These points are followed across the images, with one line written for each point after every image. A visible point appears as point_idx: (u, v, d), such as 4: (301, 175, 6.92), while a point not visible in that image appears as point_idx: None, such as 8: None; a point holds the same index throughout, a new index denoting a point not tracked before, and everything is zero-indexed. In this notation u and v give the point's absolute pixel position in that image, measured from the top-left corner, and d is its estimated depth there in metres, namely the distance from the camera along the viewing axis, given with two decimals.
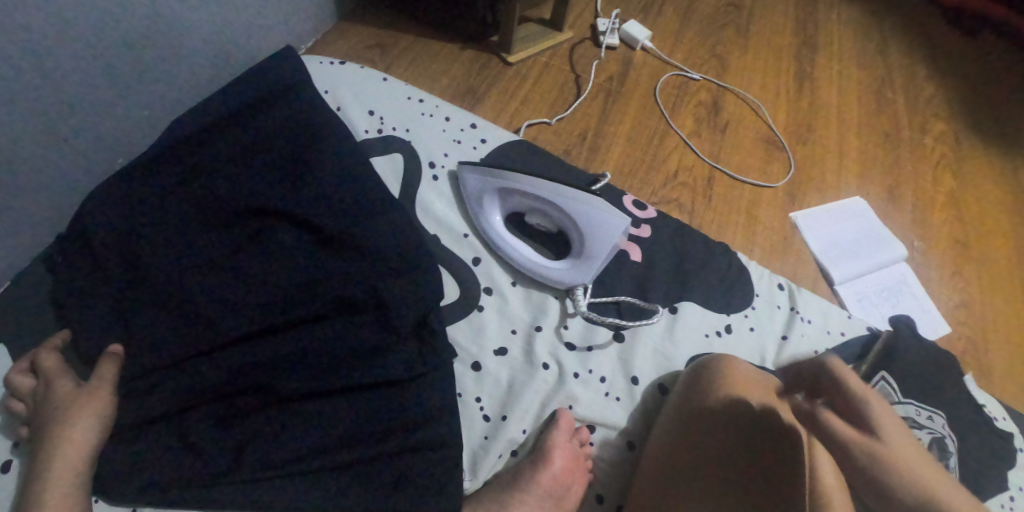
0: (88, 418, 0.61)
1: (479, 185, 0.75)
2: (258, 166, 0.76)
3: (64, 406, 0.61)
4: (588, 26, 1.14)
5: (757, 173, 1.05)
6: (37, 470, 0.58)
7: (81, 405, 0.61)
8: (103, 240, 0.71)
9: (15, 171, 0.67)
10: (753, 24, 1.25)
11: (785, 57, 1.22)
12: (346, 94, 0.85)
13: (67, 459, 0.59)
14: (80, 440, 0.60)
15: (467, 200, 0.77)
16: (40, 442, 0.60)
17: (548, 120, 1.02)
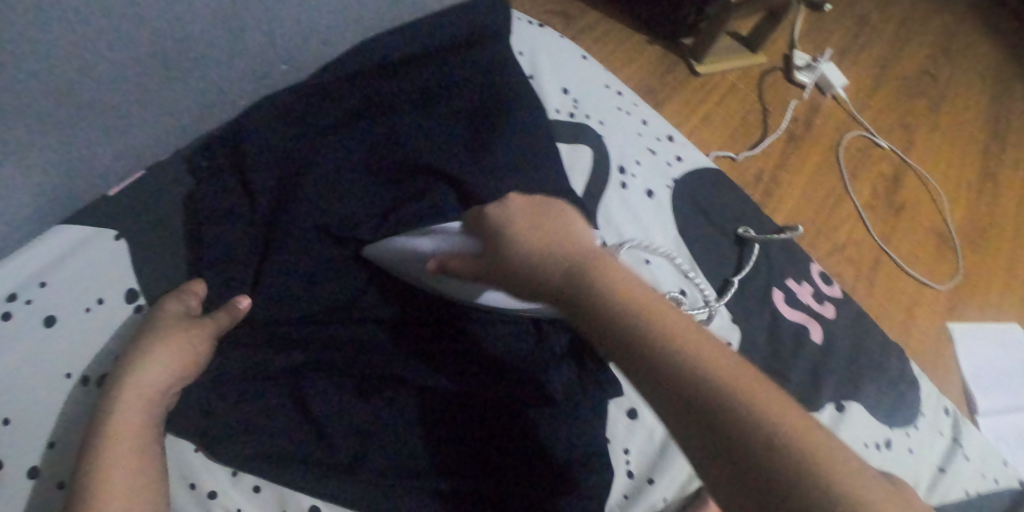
0: (179, 357, 0.55)
1: (501, 300, 0.61)
2: (435, 120, 0.67)
3: (153, 337, 0.55)
4: (782, 55, 1.04)
5: (924, 268, 0.95)
6: (111, 404, 0.52)
7: (172, 340, 0.55)
8: (262, 164, 0.65)
9: (171, 58, 0.60)
10: (954, 96, 1.13)
11: (979, 144, 1.10)
12: (542, 61, 0.75)
13: (141, 397, 0.53)
14: (160, 382, 0.54)
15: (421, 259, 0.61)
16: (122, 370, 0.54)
17: (734, 154, 0.92)
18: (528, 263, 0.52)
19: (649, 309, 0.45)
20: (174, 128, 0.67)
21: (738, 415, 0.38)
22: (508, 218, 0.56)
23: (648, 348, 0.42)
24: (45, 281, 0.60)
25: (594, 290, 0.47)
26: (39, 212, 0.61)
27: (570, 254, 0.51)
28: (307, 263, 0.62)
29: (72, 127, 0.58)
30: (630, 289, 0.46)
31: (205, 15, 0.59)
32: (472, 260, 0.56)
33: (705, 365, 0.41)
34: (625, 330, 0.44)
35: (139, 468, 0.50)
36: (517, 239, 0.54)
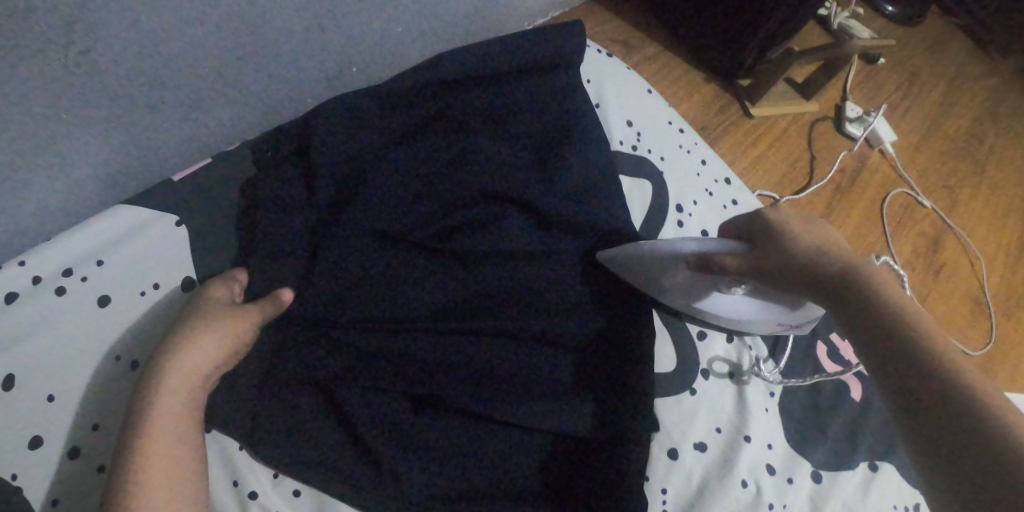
0: (221, 343, 0.54)
1: (735, 302, 0.66)
2: (505, 140, 0.68)
3: (191, 328, 0.54)
4: (834, 104, 1.04)
5: (959, 332, 0.94)
6: (151, 385, 0.51)
7: (216, 324, 0.54)
8: (326, 163, 0.64)
9: (250, 52, 0.60)
10: (1008, 158, 1.11)
11: None
12: (609, 94, 0.77)
13: (181, 382, 0.52)
14: (202, 367, 0.53)
15: (681, 258, 0.62)
16: (161, 353, 0.53)
17: (778, 197, 0.93)
18: (799, 260, 0.56)
19: (908, 308, 0.50)
20: (243, 120, 0.67)
21: (949, 366, 0.45)
22: (790, 229, 0.59)
23: (901, 329, 0.48)
24: (102, 260, 0.60)
25: (868, 281, 0.52)
26: (103, 190, 0.61)
27: (841, 259, 0.55)
28: (364, 260, 0.61)
29: (148, 114, 0.58)
30: (897, 289, 0.51)
31: (289, 15, 0.60)
32: (742, 261, 0.59)
33: (942, 350, 0.46)
34: (876, 312, 0.50)
35: (172, 467, 0.49)
36: (800, 244, 0.57)
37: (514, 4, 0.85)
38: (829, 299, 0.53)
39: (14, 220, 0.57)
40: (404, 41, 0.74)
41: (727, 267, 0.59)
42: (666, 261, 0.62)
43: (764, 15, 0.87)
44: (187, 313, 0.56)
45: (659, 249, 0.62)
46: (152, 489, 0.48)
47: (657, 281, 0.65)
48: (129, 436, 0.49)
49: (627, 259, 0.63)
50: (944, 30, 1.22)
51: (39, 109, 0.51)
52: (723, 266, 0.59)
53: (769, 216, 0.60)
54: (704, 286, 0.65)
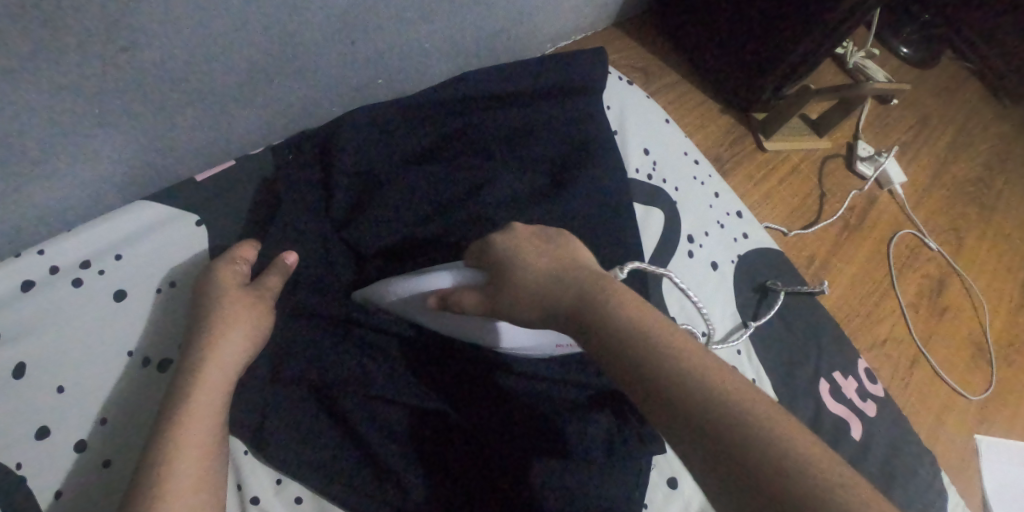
0: (245, 336, 0.56)
1: (514, 334, 0.58)
2: (522, 161, 0.69)
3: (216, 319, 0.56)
4: (846, 142, 1.05)
5: (959, 376, 0.94)
6: (181, 379, 0.53)
7: (240, 315, 0.56)
8: (345, 173, 0.65)
9: (279, 58, 0.62)
10: (1015, 203, 1.12)
11: None
12: (628, 121, 0.79)
13: (211, 373, 0.53)
14: (230, 356, 0.54)
15: (428, 296, 0.57)
16: (190, 347, 0.55)
17: (785, 231, 0.94)
18: (539, 287, 0.50)
19: (658, 332, 0.44)
20: (267, 124, 0.68)
21: (705, 403, 0.40)
22: (521, 252, 0.53)
23: (650, 363, 0.43)
24: (120, 254, 0.61)
25: (604, 306, 0.47)
26: (126, 184, 0.62)
27: (581, 278, 0.50)
28: (375, 270, 0.63)
29: (173, 110, 0.59)
30: (642, 313, 0.46)
31: (318, 21, 0.61)
32: (477, 295, 0.54)
33: (727, 394, 0.40)
34: (622, 341, 0.44)
35: (207, 452, 0.50)
36: (521, 263, 0.52)
37: (537, 26, 0.87)
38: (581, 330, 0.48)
39: (40, 209, 0.57)
40: (428, 56, 0.76)
41: (464, 304, 0.54)
42: (417, 301, 0.58)
43: (781, 52, 0.88)
44: (202, 303, 0.57)
45: (417, 288, 0.57)
46: (188, 473, 0.48)
47: (424, 318, 0.60)
48: (165, 421, 0.50)
49: (380, 294, 0.59)
50: (956, 73, 1.24)
51: (70, 97, 0.52)
52: (463, 304, 0.55)
53: (496, 240, 0.55)
54: (478, 328, 0.59)
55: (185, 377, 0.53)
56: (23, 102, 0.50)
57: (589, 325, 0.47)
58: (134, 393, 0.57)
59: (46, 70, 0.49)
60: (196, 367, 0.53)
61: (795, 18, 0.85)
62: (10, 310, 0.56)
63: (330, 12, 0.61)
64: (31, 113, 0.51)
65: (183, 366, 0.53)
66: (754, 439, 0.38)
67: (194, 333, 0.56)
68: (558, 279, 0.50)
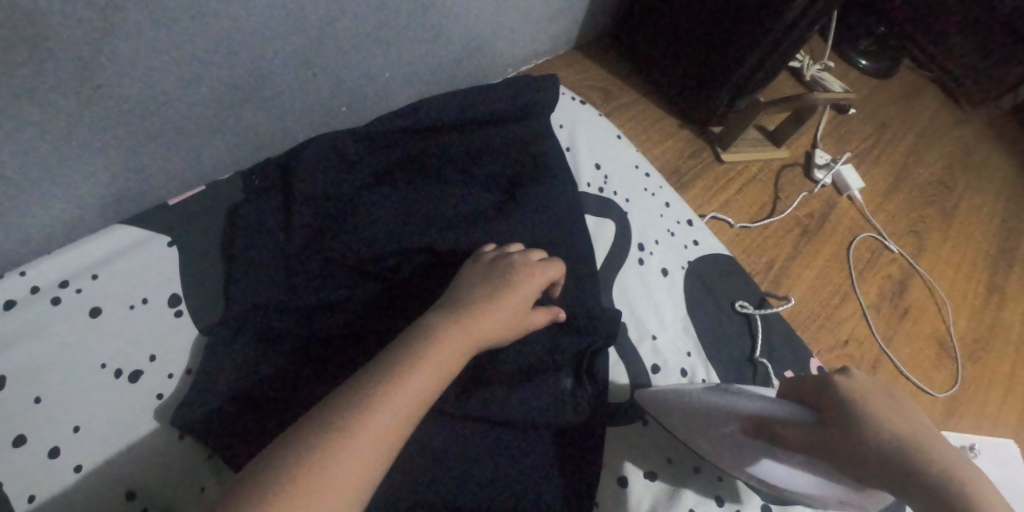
0: (497, 326, 0.58)
1: (793, 473, 0.62)
2: (477, 177, 0.73)
3: (504, 295, 0.60)
4: (805, 152, 1.09)
5: (923, 375, 0.96)
6: (427, 332, 0.54)
7: (498, 309, 0.59)
8: (305, 192, 0.68)
9: (243, 89, 0.67)
10: (976, 205, 1.15)
11: (1000, 256, 1.10)
12: (580, 136, 0.83)
13: (456, 344, 0.55)
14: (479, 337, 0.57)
15: (732, 417, 0.63)
16: (449, 311, 0.57)
17: (732, 223, 0.98)
18: (876, 448, 0.53)
19: (959, 469, 0.51)
20: (236, 151, 0.73)
21: None
22: (869, 404, 0.56)
23: (954, 508, 0.49)
24: (96, 274, 0.65)
25: (930, 468, 0.51)
26: (101, 210, 0.67)
27: (929, 447, 0.53)
28: (332, 280, 0.67)
29: (142, 142, 0.64)
30: (967, 478, 0.50)
31: (277, 55, 0.66)
32: (808, 432, 0.57)
33: None
34: (934, 489, 0.50)
35: (425, 388, 0.51)
36: (867, 417, 0.55)
37: (496, 52, 0.92)
38: (896, 486, 0.52)
39: (18, 235, 0.62)
40: (389, 84, 0.81)
41: (787, 438, 0.58)
42: (720, 421, 0.64)
43: (729, 68, 0.94)
44: (498, 282, 0.61)
45: (723, 406, 0.64)
46: (391, 417, 0.49)
47: (704, 447, 0.65)
48: (370, 381, 0.50)
49: (666, 402, 0.67)
50: (915, 81, 1.28)
51: (43, 134, 0.56)
52: (784, 435, 0.58)
53: (836, 385, 0.58)
54: (749, 454, 0.62)
55: (424, 335, 0.54)
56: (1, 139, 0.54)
57: (913, 485, 0.51)
58: (104, 406, 0.61)
59: (23, 110, 0.54)
60: (458, 317, 0.56)
61: (743, 33, 0.90)
62: None
63: (289, 46, 0.66)
64: (8, 148, 0.55)
65: (419, 339, 0.54)
66: None
67: (469, 296, 0.59)
68: (895, 445, 0.53)
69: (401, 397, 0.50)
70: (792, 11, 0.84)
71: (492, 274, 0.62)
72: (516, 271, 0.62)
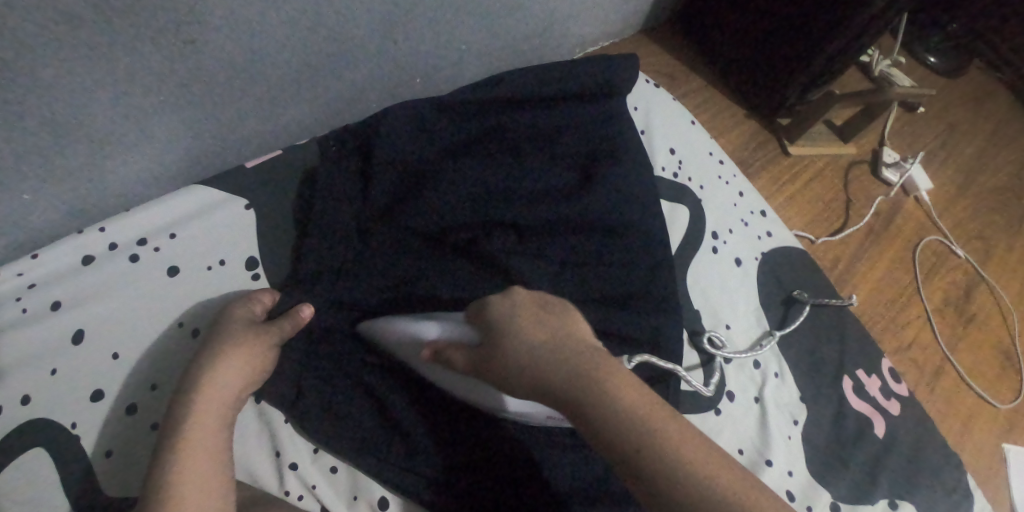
0: (241, 356, 0.55)
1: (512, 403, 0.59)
2: (555, 154, 0.72)
3: (217, 350, 0.55)
4: (871, 149, 1.07)
5: (985, 383, 0.94)
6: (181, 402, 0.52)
7: (238, 348, 0.55)
8: (383, 160, 0.67)
9: (327, 52, 0.66)
10: None
11: None
12: (654, 121, 0.82)
13: (216, 394, 0.52)
14: (233, 382, 0.54)
15: (420, 345, 0.58)
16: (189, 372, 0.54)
17: (813, 238, 0.96)
18: (522, 365, 0.51)
19: (582, 367, 0.49)
20: (312, 118, 0.72)
21: (625, 438, 0.46)
22: (511, 316, 0.53)
23: (607, 419, 0.47)
24: (174, 234, 0.65)
25: (534, 357, 0.51)
26: (181, 171, 0.66)
27: (534, 346, 0.51)
28: (411, 247, 0.65)
29: (222, 103, 0.63)
30: (569, 354, 0.50)
31: (357, 19, 0.65)
32: (467, 356, 0.55)
33: (646, 426, 0.46)
34: (590, 411, 0.47)
35: (215, 430, 0.51)
36: (503, 326, 0.53)
37: (568, 32, 0.90)
38: (571, 412, 0.49)
39: (102, 190, 0.62)
40: (464, 57, 0.80)
41: (460, 363, 0.55)
42: (412, 348, 0.59)
43: (806, 59, 0.90)
44: (205, 344, 0.56)
45: (410, 334, 0.59)
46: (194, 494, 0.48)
47: (419, 366, 0.60)
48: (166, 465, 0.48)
49: (385, 336, 0.60)
50: (985, 82, 1.24)
51: (135, 86, 0.56)
52: (454, 360, 0.56)
53: (490, 305, 0.55)
54: (493, 392, 0.59)
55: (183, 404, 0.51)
56: (96, 88, 0.54)
57: (564, 399, 0.49)
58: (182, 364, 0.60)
59: (120, 59, 0.53)
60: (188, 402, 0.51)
61: (819, 23, 0.87)
62: (74, 282, 0.61)
63: (374, 10, 0.65)
64: (102, 97, 0.55)
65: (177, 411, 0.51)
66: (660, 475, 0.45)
67: (205, 347, 0.55)
68: (510, 342, 0.52)
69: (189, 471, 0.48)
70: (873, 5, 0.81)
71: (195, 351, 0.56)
72: (217, 341, 0.56)
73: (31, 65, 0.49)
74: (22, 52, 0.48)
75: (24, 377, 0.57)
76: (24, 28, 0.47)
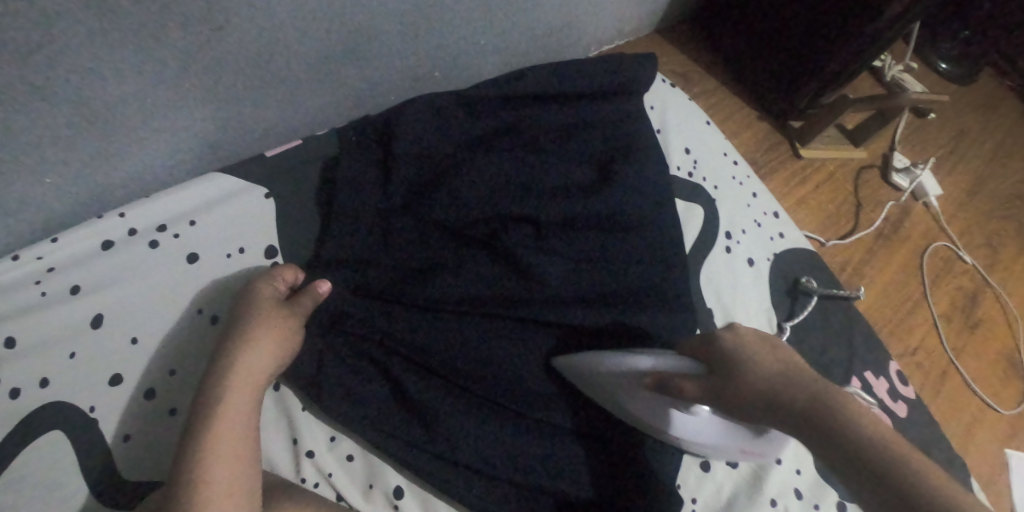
0: (271, 336, 0.56)
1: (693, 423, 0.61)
2: (574, 150, 0.72)
3: (253, 326, 0.56)
4: (882, 154, 1.07)
5: (989, 389, 0.94)
6: (214, 380, 0.53)
7: (269, 327, 0.56)
8: (404, 152, 0.67)
9: (349, 43, 0.66)
10: None
11: None
12: (670, 121, 0.82)
13: (246, 373, 0.54)
14: (264, 362, 0.55)
15: (637, 377, 0.60)
16: (221, 349, 0.55)
17: (823, 241, 0.96)
18: (757, 385, 0.53)
19: (817, 384, 0.52)
20: (332, 109, 0.73)
21: (858, 438, 0.47)
22: (741, 351, 0.56)
23: (841, 423, 0.48)
24: (193, 220, 0.65)
25: (746, 361, 0.55)
26: (200, 158, 0.66)
27: (767, 362, 0.55)
28: (430, 239, 0.66)
29: (245, 90, 0.63)
30: (765, 361, 0.55)
31: (381, 10, 0.65)
32: (698, 385, 0.56)
33: (852, 418, 0.48)
34: (812, 412, 0.50)
35: (246, 410, 0.53)
36: (747, 358, 0.55)
37: (585, 29, 0.91)
38: (776, 414, 0.51)
39: (121, 175, 0.62)
40: (484, 51, 0.80)
41: (688, 392, 0.57)
42: (620, 380, 0.60)
43: (822, 62, 0.91)
44: (239, 321, 0.57)
45: (630, 368, 0.59)
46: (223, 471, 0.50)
47: (619, 395, 0.61)
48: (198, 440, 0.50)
49: (589, 372, 0.61)
50: (996, 90, 1.24)
51: (157, 71, 0.56)
52: (681, 389, 0.57)
53: (723, 342, 0.57)
54: (660, 404, 0.61)
55: (216, 380, 0.53)
56: (119, 73, 0.54)
57: (789, 408, 0.51)
58: (199, 351, 0.61)
59: (143, 45, 0.53)
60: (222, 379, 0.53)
61: (835, 27, 0.87)
62: (92, 267, 0.61)
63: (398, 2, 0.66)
64: (124, 82, 0.55)
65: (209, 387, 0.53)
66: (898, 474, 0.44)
67: (236, 325, 0.57)
68: (730, 357, 0.56)
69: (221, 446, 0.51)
70: (889, 11, 0.81)
71: (227, 325, 0.58)
72: (249, 318, 0.57)
73: (56, 47, 0.49)
74: (46, 35, 0.48)
75: (43, 360, 0.57)
76: (50, 9, 0.47)
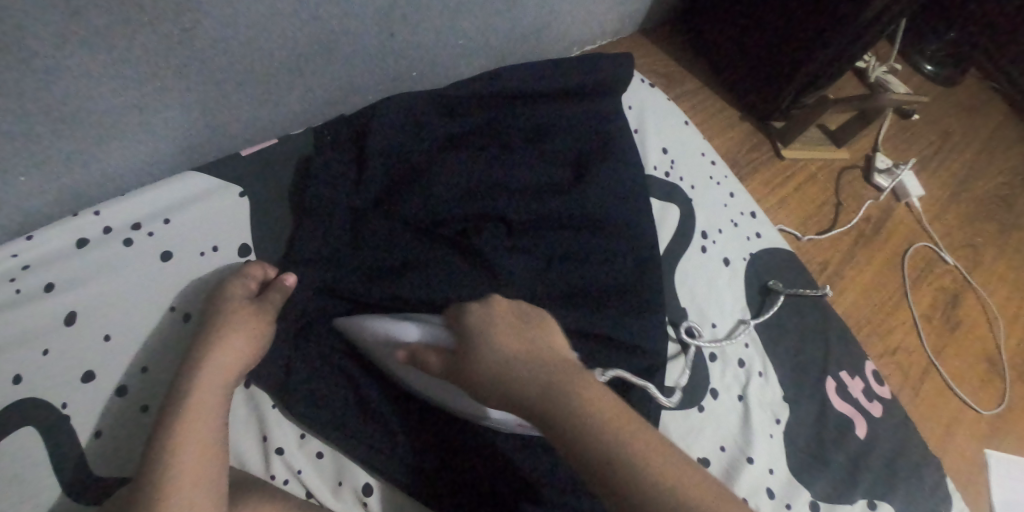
0: (242, 334, 0.57)
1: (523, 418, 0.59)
2: (548, 150, 0.72)
3: (223, 324, 0.57)
4: (865, 154, 1.08)
5: (969, 389, 0.95)
6: (185, 375, 0.54)
7: (241, 324, 0.57)
8: (378, 152, 0.68)
9: (325, 43, 0.67)
10: None
11: None
12: (648, 121, 0.82)
13: (217, 369, 0.55)
14: (235, 358, 0.56)
15: (397, 347, 0.59)
16: (193, 345, 0.56)
17: (798, 235, 0.97)
18: (495, 378, 0.54)
19: (561, 378, 0.53)
20: (309, 108, 0.73)
21: (620, 458, 0.48)
22: (487, 324, 0.56)
23: (599, 441, 0.48)
24: (168, 219, 0.65)
25: (475, 344, 0.55)
26: (176, 157, 0.67)
27: (506, 353, 0.55)
28: (402, 239, 0.66)
29: (220, 89, 0.64)
30: (540, 359, 0.54)
31: (356, 10, 0.65)
32: (440, 359, 0.57)
33: (619, 435, 0.49)
34: (570, 425, 0.50)
35: (215, 404, 0.54)
36: (478, 336, 0.56)
37: (566, 28, 0.91)
38: (534, 418, 0.52)
39: (96, 174, 0.62)
40: (462, 51, 0.80)
41: (433, 367, 0.57)
42: (389, 349, 0.59)
43: (803, 62, 0.91)
44: (212, 318, 0.58)
45: (390, 334, 0.59)
46: (190, 462, 0.50)
47: (442, 394, 0.60)
48: (166, 433, 0.51)
49: (359, 333, 0.61)
50: (982, 91, 1.25)
51: (131, 70, 0.56)
52: (427, 363, 0.57)
53: (468, 315, 0.57)
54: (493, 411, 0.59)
55: (186, 375, 0.54)
56: (93, 72, 0.54)
57: (545, 419, 0.51)
58: (172, 349, 0.61)
59: (117, 44, 0.54)
60: (191, 374, 0.54)
61: (816, 27, 0.88)
62: (66, 264, 0.61)
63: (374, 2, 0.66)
64: (98, 81, 0.55)
65: (180, 381, 0.54)
66: (652, 497, 0.46)
67: (209, 322, 0.58)
68: (475, 336, 0.56)
69: (188, 438, 0.51)
70: (872, 8, 0.82)
71: (200, 322, 0.58)
72: (221, 316, 0.58)
73: (30, 45, 0.50)
74: (18, 35, 0.49)
75: (15, 357, 0.57)
76: (23, 7, 0.48)
